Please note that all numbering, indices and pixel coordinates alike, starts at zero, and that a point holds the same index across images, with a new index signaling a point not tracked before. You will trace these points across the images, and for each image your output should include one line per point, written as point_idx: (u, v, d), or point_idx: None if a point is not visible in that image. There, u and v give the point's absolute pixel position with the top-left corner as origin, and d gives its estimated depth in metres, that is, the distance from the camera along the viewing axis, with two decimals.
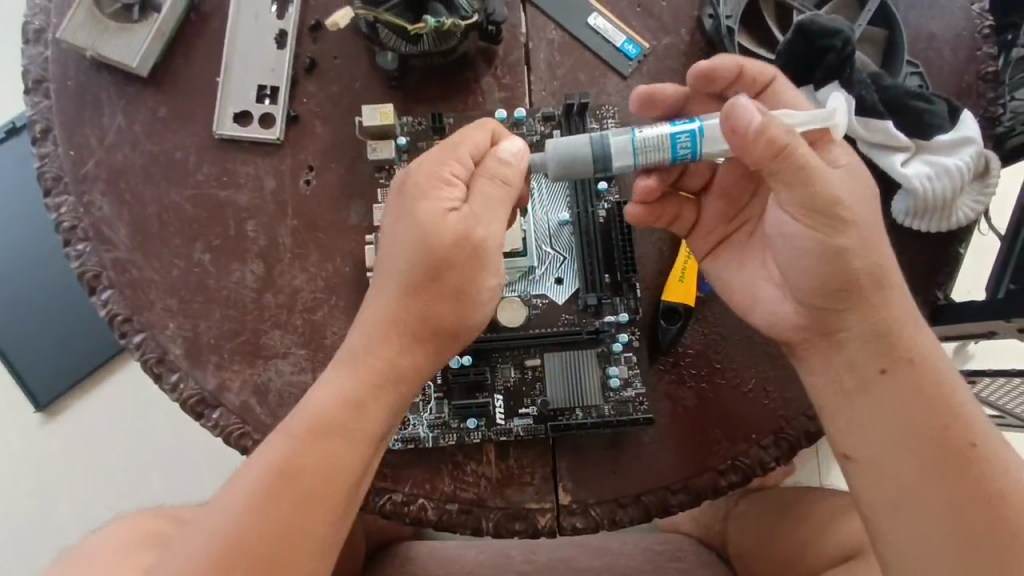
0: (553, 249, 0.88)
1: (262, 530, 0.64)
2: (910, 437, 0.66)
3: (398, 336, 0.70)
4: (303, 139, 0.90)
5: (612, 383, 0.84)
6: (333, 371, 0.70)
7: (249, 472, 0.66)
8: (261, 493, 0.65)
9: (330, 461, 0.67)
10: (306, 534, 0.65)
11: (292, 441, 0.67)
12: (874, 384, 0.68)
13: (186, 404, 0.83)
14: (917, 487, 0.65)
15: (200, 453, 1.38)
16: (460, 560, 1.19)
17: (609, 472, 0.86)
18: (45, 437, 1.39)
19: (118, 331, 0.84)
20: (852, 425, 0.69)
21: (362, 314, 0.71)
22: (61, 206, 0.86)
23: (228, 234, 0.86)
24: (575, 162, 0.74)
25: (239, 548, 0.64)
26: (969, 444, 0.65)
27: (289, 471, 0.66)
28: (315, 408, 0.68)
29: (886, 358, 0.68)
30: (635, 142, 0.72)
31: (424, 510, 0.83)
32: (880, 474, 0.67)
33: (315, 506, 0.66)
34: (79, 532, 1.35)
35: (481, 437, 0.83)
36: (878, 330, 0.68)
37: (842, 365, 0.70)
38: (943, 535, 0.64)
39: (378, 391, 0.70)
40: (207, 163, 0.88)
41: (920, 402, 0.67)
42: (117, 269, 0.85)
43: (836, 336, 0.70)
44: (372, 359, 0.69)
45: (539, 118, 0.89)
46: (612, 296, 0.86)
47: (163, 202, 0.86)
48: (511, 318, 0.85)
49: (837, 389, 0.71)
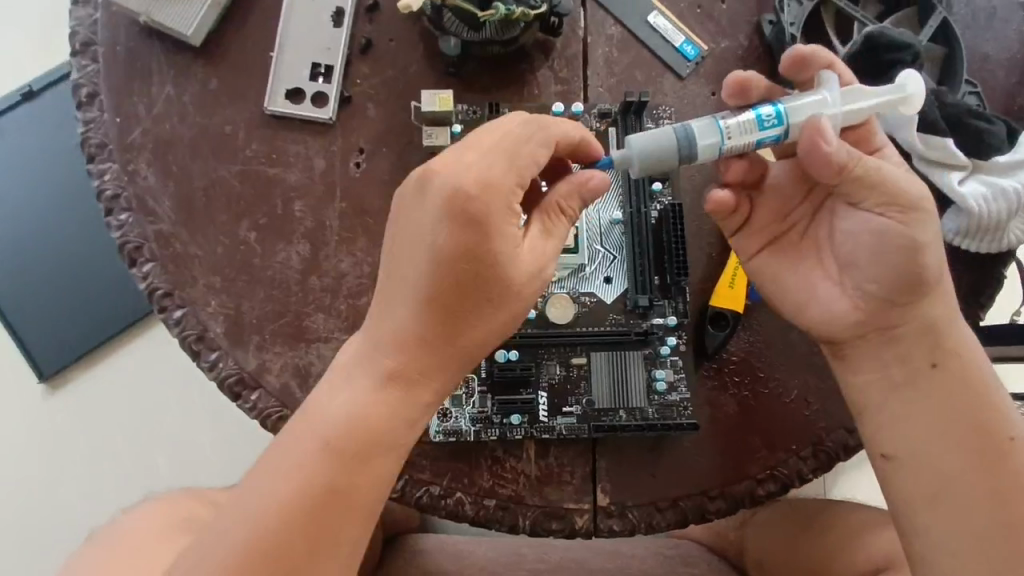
0: (605, 247, 0.86)
1: (294, 543, 0.61)
2: (950, 432, 0.69)
3: (430, 353, 0.65)
4: (354, 122, 0.88)
5: (658, 386, 0.84)
6: (353, 382, 0.65)
7: (272, 481, 0.63)
8: (294, 506, 0.62)
9: (359, 475, 0.64)
10: (336, 547, 0.63)
11: (321, 455, 0.63)
12: (922, 378, 0.70)
13: (223, 384, 0.81)
14: (954, 477, 0.68)
15: (208, 436, 1.33)
16: (472, 555, 1.16)
17: (649, 474, 0.85)
18: (48, 411, 1.32)
19: (158, 306, 0.82)
20: (893, 421, 0.71)
21: (382, 320, 0.66)
22: (106, 173, 0.84)
23: (275, 214, 0.85)
24: (656, 154, 0.72)
25: (270, 563, 0.61)
26: (1008, 438, 0.69)
27: (320, 486, 0.62)
28: (337, 422, 0.64)
29: (935, 353, 0.70)
30: (717, 124, 0.72)
31: (462, 504, 0.82)
32: (920, 467, 0.69)
33: (346, 517, 0.63)
34: (81, 511, 1.30)
35: (523, 434, 0.82)
36: (925, 327, 0.70)
37: (890, 359, 0.71)
38: (972, 525, 0.67)
39: (404, 407, 0.66)
40: (257, 139, 0.86)
41: (961, 397, 0.70)
42: (160, 242, 0.83)
43: (890, 332, 0.71)
44: (399, 372, 0.65)
45: (595, 114, 0.88)
46: (661, 298, 0.85)
47: (210, 177, 0.85)
48: (560, 315, 0.84)
49: (882, 386, 0.72)
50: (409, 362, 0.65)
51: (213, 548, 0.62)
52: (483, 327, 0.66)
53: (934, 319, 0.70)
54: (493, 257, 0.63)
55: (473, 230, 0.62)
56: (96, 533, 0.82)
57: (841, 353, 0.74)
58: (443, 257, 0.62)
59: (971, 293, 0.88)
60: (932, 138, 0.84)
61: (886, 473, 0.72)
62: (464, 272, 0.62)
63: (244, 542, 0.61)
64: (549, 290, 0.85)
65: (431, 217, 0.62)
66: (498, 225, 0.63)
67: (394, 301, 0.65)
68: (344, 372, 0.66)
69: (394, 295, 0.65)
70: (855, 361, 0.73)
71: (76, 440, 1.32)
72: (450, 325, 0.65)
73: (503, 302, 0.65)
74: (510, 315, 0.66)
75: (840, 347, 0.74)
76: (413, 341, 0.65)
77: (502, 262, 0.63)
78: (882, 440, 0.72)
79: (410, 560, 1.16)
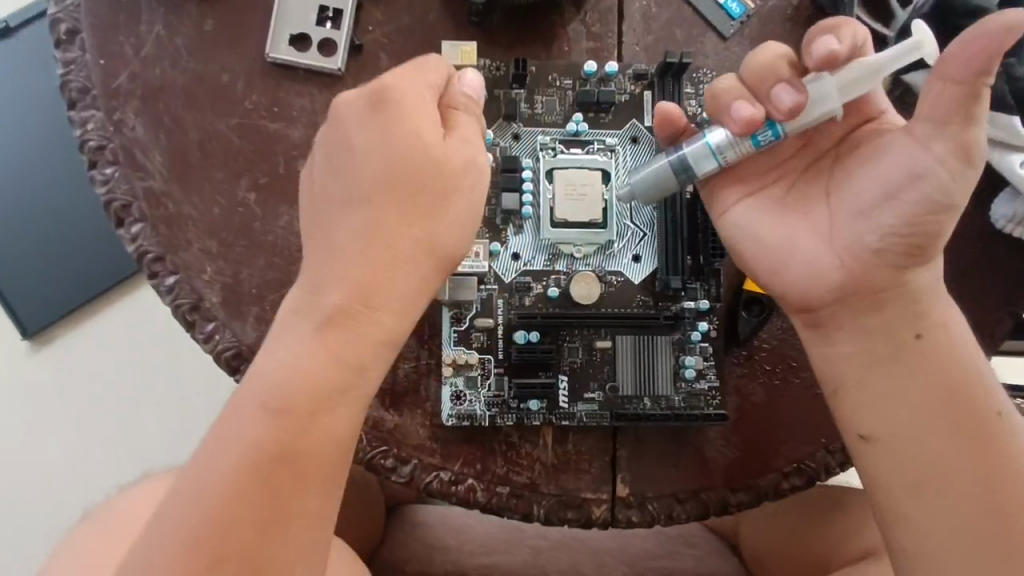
0: (634, 223, 0.80)
1: (245, 521, 0.55)
2: (932, 412, 0.63)
3: (371, 277, 0.60)
4: (365, 74, 0.80)
5: (686, 373, 0.79)
6: (291, 336, 0.60)
7: (218, 463, 0.56)
8: (246, 482, 0.56)
9: (310, 437, 0.58)
10: (293, 519, 0.57)
11: (267, 420, 0.57)
12: (907, 351, 0.64)
13: (220, 358, 0.74)
14: (937, 461, 0.62)
15: (200, 400, 1.27)
16: (470, 529, 1.11)
17: (671, 466, 0.80)
18: (32, 369, 1.26)
19: (148, 271, 0.75)
20: (875, 401, 0.65)
21: (318, 270, 0.61)
22: (89, 122, 0.76)
23: (278, 173, 0.77)
24: (662, 193, 0.73)
25: (221, 548, 0.55)
26: (994, 414, 0.63)
27: (276, 454, 0.57)
28: (281, 385, 0.58)
29: (919, 323, 0.64)
30: (716, 154, 0.69)
31: (473, 492, 0.77)
32: (901, 452, 0.63)
33: (301, 491, 0.57)
34: (70, 472, 1.25)
35: (541, 420, 0.77)
36: (908, 293, 0.64)
37: (873, 328, 0.65)
38: (958, 516, 0.61)
39: (352, 349, 0.60)
40: (258, 89, 0.78)
41: (943, 375, 0.63)
42: (150, 200, 0.76)
43: (874, 297, 0.64)
44: (349, 305, 0.60)
45: (630, 76, 0.81)
46: (693, 280, 0.79)
47: (206, 130, 0.77)
48: (584, 294, 0.78)
49: (864, 361, 0.65)
50: (353, 285, 0.60)
51: (159, 536, 0.55)
52: (432, 225, 0.62)
53: (915, 285, 0.64)
54: (410, 158, 0.61)
55: (381, 139, 0.61)
56: (89, 513, 0.75)
57: (819, 324, 0.67)
58: (361, 174, 0.61)
59: (1017, 284, 0.83)
60: (1000, 118, 0.79)
61: (867, 458, 0.66)
62: (380, 181, 0.61)
63: (189, 525, 0.55)
64: (572, 267, 0.79)
65: (351, 139, 0.62)
66: (408, 128, 0.61)
67: (337, 242, 0.61)
68: (282, 328, 0.61)
69: (329, 241, 0.62)
70: (836, 332, 0.66)
71: (63, 400, 1.26)
72: (393, 234, 0.61)
73: (443, 195, 0.62)
74: (459, 212, 0.63)
75: (817, 316, 0.67)
76: (359, 265, 0.61)
77: (422, 159, 0.61)
78: (859, 423, 0.66)
79: (408, 533, 1.11)
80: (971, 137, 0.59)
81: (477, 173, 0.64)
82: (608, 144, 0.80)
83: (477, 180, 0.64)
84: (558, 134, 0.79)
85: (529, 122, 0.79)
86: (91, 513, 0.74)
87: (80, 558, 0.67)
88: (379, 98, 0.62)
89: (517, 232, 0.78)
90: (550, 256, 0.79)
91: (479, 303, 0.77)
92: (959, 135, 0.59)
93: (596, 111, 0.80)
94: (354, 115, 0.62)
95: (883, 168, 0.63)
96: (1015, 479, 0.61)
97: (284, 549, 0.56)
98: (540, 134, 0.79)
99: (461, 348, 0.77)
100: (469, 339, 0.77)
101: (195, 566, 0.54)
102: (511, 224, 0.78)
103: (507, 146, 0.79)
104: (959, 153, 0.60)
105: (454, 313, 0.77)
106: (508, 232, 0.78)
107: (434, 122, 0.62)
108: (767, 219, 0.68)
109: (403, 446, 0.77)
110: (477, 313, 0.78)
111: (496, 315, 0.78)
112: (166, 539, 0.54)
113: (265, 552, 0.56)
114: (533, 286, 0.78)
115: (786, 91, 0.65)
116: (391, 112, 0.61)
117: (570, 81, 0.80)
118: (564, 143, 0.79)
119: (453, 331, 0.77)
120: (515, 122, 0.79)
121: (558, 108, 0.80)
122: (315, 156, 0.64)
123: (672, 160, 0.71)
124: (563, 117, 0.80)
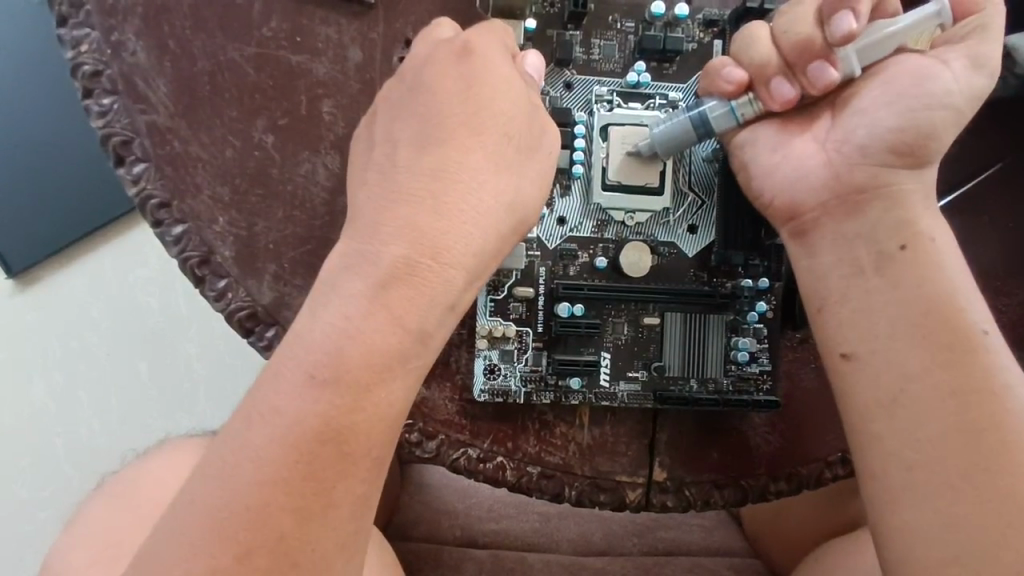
0: (693, 190, 0.72)
1: (285, 507, 0.49)
2: (916, 326, 0.59)
3: (437, 223, 0.55)
4: (399, 3, 0.70)
5: (738, 356, 0.73)
6: (341, 298, 0.53)
7: (252, 441, 0.50)
8: (285, 463, 0.49)
9: (364, 413, 0.51)
10: (335, 507, 0.50)
11: (313, 395, 0.50)
12: (893, 261, 0.61)
13: (232, 319, 0.67)
14: (917, 377, 0.58)
15: (190, 346, 1.17)
16: (478, 494, 1.00)
17: (712, 451, 0.75)
18: (14, 310, 1.15)
19: (152, 218, 0.67)
20: (855, 316, 0.62)
21: (364, 219, 0.56)
22: (82, 43, 0.66)
23: (299, 113, 0.69)
24: (678, 149, 0.68)
25: (256, 535, 0.48)
26: (979, 333, 0.58)
27: (322, 431, 0.50)
28: (336, 354, 0.51)
29: (905, 233, 0.61)
30: (737, 113, 0.66)
31: (503, 471, 0.72)
32: (882, 369, 0.60)
33: (345, 477, 0.51)
34: (58, 423, 1.14)
35: (581, 400, 0.72)
36: (895, 195, 0.62)
37: (854, 236, 0.63)
38: (935, 432, 0.57)
39: (416, 313, 0.54)
40: (277, 14, 0.68)
41: (928, 289, 0.60)
42: (153, 136, 0.67)
43: (855, 199, 0.63)
44: (412, 257, 0.54)
45: (699, 22, 0.72)
46: (754, 257, 0.73)
47: (217, 59, 0.68)
48: (636, 263, 0.71)
49: (846, 274, 0.63)
50: (415, 233, 0.54)
51: (182, 511, 0.49)
52: (512, 179, 0.58)
53: (906, 190, 0.62)
54: (493, 111, 0.57)
55: (464, 86, 0.57)
56: (104, 482, 0.73)
57: (803, 233, 0.65)
58: (436, 120, 0.57)
59: None
60: None
61: (844, 376, 0.62)
62: (459, 129, 0.57)
63: (220, 508, 0.49)
64: (622, 235, 0.72)
65: (425, 85, 0.58)
66: (495, 80, 0.58)
67: (401, 187, 0.55)
68: (329, 284, 0.54)
69: (389, 189, 0.56)
70: (820, 240, 0.64)
71: (48, 345, 1.15)
72: (471, 184, 0.56)
73: (520, 150, 0.58)
74: (537, 171, 0.60)
75: (802, 223, 0.65)
76: (424, 211, 0.55)
77: (506, 111, 0.58)
78: (840, 340, 0.63)
79: (412, 494, 0.97)
80: (984, 50, 0.61)
81: (551, 136, 0.60)
82: (671, 100, 0.71)
83: (552, 147, 0.61)
84: (616, 85, 0.71)
85: (583, 69, 0.71)
86: (105, 485, 0.71)
87: (104, 534, 0.64)
88: (455, 47, 0.58)
89: (563, 193, 0.71)
90: (599, 222, 0.71)
91: (520, 270, 0.70)
92: (972, 47, 0.61)
93: (659, 61, 0.71)
94: (431, 60, 0.58)
95: (889, 72, 0.62)
96: (997, 398, 0.56)
97: (324, 540, 0.50)
98: (595, 84, 0.71)
99: (498, 319, 0.71)
100: (506, 309, 0.71)
101: (225, 557, 0.48)
102: (559, 184, 0.71)
103: (558, 96, 0.70)
104: (970, 61, 0.60)
105: (491, 281, 0.70)
106: (554, 193, 0.71)
107: (510, 75, 0.59)
108: (770, 128, 0.66)
109: (429, 420, 0.71)
110: (516, 281, 0.71)
111: (537, 285, 0.71)
112: (192, 532, 0.48)
113: (303, 541, 0.49)
114: (579, 255, 0.71)
115: (822, 70, 0.61)
116: (474, 63, 0.58)
117: (632, 24, 0.71)
118: (621, 96, 0.71)
119: (489, 300, 0.71)
120: (568, 69, 0.70)
121: (617, 54, 0.71)
122: (377, 105, 0.60)
123: (691, 115, 0.66)
124: (622, 66, 0.71)
